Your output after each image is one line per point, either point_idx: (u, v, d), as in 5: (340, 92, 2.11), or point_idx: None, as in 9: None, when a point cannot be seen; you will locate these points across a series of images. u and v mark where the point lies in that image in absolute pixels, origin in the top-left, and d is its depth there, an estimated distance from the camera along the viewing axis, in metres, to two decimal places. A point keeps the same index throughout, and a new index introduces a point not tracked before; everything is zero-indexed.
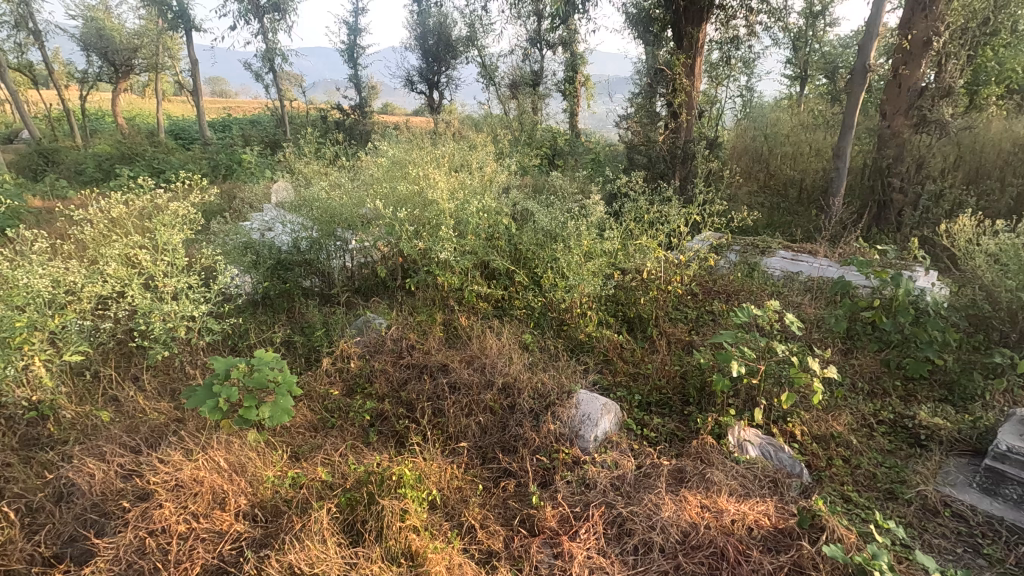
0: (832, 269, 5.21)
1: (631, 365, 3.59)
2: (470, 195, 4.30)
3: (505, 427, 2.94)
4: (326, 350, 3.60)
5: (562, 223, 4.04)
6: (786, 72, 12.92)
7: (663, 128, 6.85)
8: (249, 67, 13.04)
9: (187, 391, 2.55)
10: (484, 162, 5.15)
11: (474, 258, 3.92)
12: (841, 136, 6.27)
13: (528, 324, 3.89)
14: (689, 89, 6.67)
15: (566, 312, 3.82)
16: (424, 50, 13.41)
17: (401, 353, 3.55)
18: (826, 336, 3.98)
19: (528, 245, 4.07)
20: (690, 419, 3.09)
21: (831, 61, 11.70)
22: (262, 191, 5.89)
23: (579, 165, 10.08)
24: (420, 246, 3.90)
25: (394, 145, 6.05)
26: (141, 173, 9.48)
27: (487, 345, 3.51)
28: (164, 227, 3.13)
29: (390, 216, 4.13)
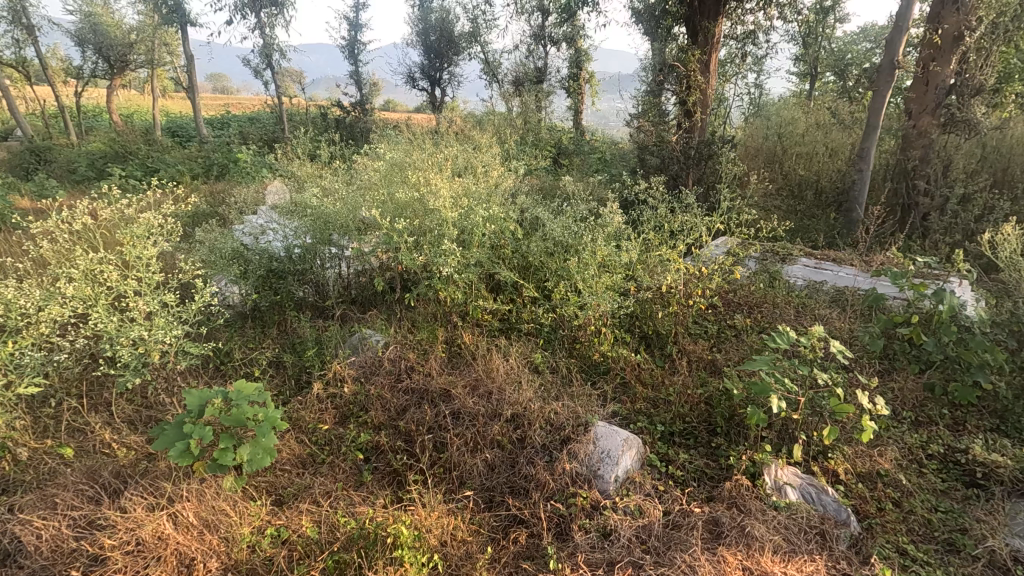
0: (859, 279, 4.91)
1: (651, 389, 3.30)
2: (474, 200, 4.00)
3: (515, 465, 2.64)
4: (318, 372, 3.31)
5: (574, 232, 3.74)
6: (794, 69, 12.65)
7: (676, 127, 6.53)
8: (248, 62, 12.61)
9: (155, 430, 2.24)
10: (489, 164, 4.87)
11: (479, 271, 3.62)
12: (865, 137, 5.99)
13: (538, 342, 3.59)
14: (703, 87, 6.38)
15: (579, 330, 3.52)
16: (425, 46, 13.00)
17: (400, 377, 3.25)
18: (861, 356, 3.68)
19: (538, 256, 3.77)
20: (719, 454, 2.79)
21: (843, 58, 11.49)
22: (254, 194, 5.60)
23: (585, 164, 9.79)
24: (422, 257, 3.60)
25: (394, 146, 5.73)
26: (134, 172, 9.16)
27: (494, 368, 3.20)
28: (138, 239, 2.83)
29: (390, 224, 3.84)
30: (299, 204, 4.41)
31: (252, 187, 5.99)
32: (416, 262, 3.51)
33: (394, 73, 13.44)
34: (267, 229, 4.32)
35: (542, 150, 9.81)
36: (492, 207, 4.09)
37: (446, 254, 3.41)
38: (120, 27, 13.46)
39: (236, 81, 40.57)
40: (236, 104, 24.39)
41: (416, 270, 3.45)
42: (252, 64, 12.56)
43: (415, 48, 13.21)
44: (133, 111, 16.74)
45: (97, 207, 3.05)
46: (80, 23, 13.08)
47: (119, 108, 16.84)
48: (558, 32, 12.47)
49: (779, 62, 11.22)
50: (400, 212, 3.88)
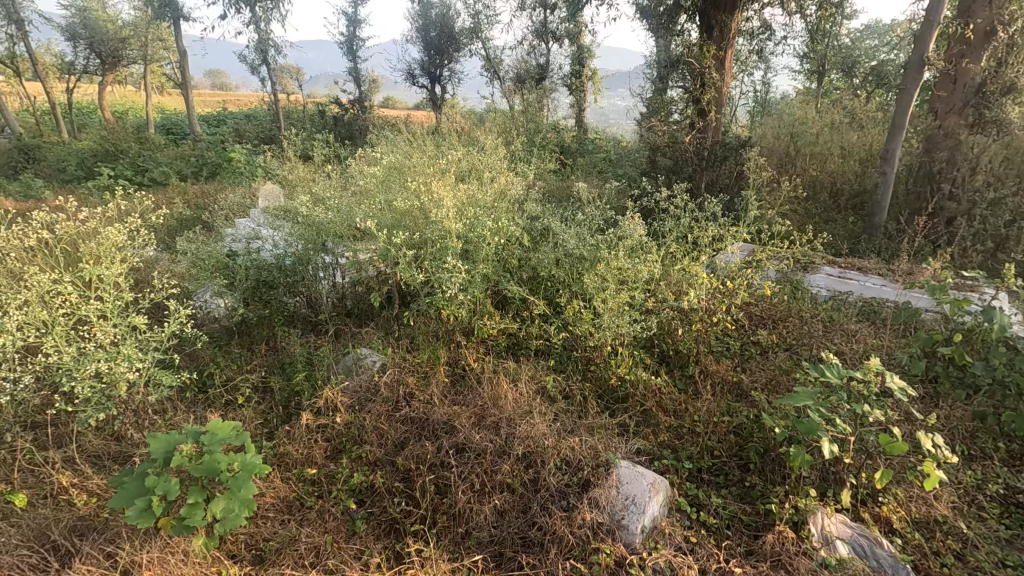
0: (887, 290, 4.62)
1: (674, 418, 3.00)
2: (480, 207, 3.70)
3: (528, 512, 2.35)
4: (309, 398, 3.01)
5: (588, 243, 3.44)
6: (800, 68, 12.34)
7: (688, 127, 6.23)
8: (243, 58, 12.23)
9: (114, 481, 1.94)
10: (493, 167, 4.59)
11: (485, 285, 3.32)
12: (889, 138, 5.69)
13: (548, 363, 3.29)
14: (718, 85, 6.08)
15: (594, 350, 3.22)
16: (426, 43, 12.62)
17: (398, 405, 2.95)
18: (900, 378, 3.38)
19: (548, 268, 3.47)
20: (755, 497, 2.50)
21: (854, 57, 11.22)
22: (245, 197, 5.31)
23: (590, 163, 9.49)
24: (423, 270, 3.30)
25: (393, 149, 5.42)
26: (124, 172, 8.84)
27: (502, 396, 2.91)
28: (102, 256, 2.52)
29: (389, 233, 3.54)
30: (291, 209, 4.11)
31: (244, 189, 5.68)
32: (415, 275, 3.20)
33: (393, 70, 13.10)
34: (255, 237, 4.01)
35: (545, 149, 9.51)
36: (497, 215, 3.78)
37: (449, 268, 3.10)
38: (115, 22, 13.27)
39: (235, 78, 40.19)
40: (234, 100, 24.13)
41: (416, 285, 3.15)
42: (247, 61, 12.19)
43: (415, 45, 12.84)
44: (127, 108, 16.37)
45: (61, 218, 2.74)
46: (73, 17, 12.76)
47: (112, 105, 16.47)
48: (561, 28, 12.16)
49: (785, 61, 10.93)
50: (399, 221, 3.58)
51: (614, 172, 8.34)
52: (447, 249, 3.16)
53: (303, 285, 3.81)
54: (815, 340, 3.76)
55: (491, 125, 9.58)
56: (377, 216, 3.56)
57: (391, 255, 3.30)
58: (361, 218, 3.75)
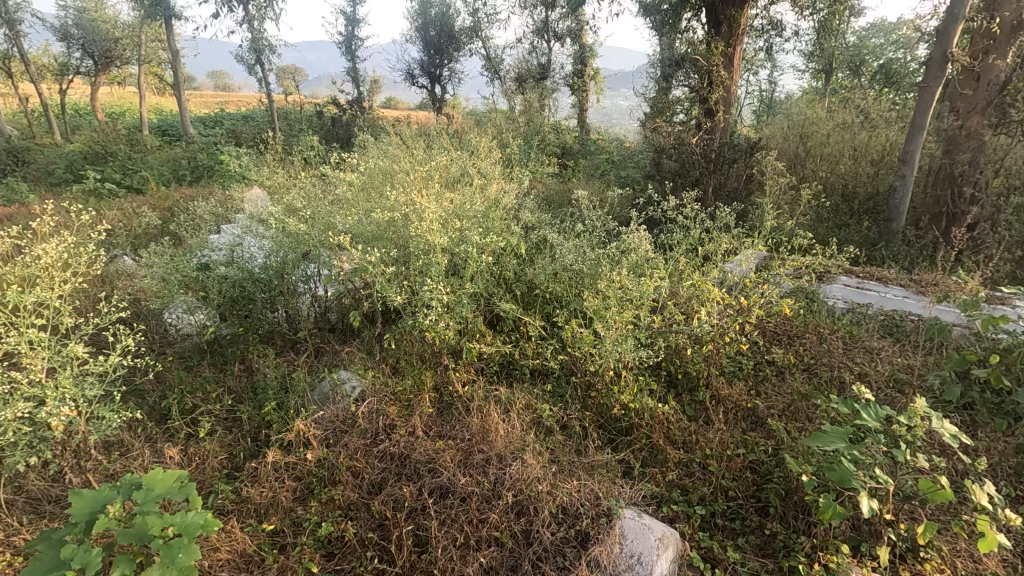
0: (910, 303, 4.31)
1: (684, 452, 2.71)
2: (470, 216, 3.42)
3: (518, 570, 2.06)
4: (280, 430, 2.73)
5: (588, 256, 3.15)
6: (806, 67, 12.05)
7: (695, 128, 5.94)
8: (242, 58, 11.86)
9: (30, 546, 1.65)
10: (487, 172, 4.32)
11: (476, 303, 3.03)
12: (908, 139, 5.37)
13: (544, 389, 3.00)
14: (725, 83, 5.79)
15: (594, 374, 2.93)
16: (425, 41, 12.22)
17: (378, 438, 2.67)
18: (932, 404, 3.07)
19: (544, 283, 3.18)
20: (777, 551, 2.20)
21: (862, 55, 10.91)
22: (227, 203, 5.05)
23: (591, 164, 9.20)
24: (406, 287, 3.01)
25: (382, 153, 5.11)
26: (112, 175, 8.60)
27: (492, 428, 2.62)
28: (37, 278, 2.23)
29: (371, 245, 3.26)
30: (268, 218, 3.83)
31: (227, 195, 5.41)
32: (397, 292, 2.91)
33: (392, 70, 12.73)
34: (231, 248, 3.74)
35: (546, 151, 9.23)
36: (488, 223, 3.49)
37: (434, 285, 2.81)
38: (114, 22, 13.05)
39: (238, 79, 39.95)
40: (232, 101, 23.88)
41: (398, 303, 2.86)
42: (245, 60, 11.83)
43: (415, 44, 12.50)
44: (123, 109, 16.14)
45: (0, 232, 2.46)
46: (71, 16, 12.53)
47: (109, 106, 16.23)
48: (563, 27, 11.91)
49: (791, 61, 10.57)
50: (382, 232, 3.30)
51: (616, 175, 8.05)
52: (431, 265, 2.87)
53: (279, 298, 3.51)
54: (835, 360, 3.46)
55: (490, 126, 9.27)
56: (357, 226, 3.27)
57: (371, 268, 3.01)
58: (341, 227, 3.45)
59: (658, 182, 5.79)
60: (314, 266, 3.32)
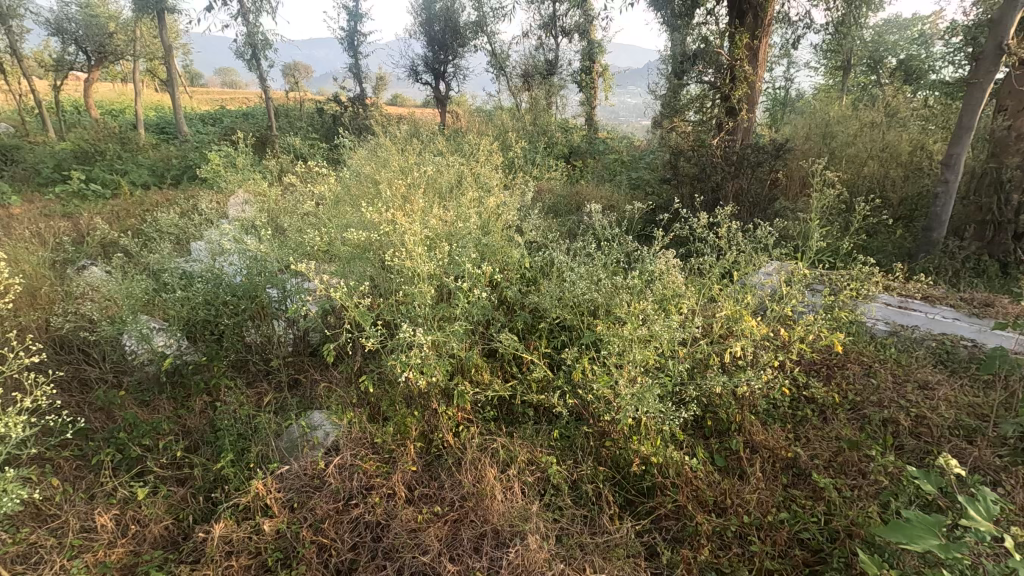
0: (961, 325, 3.88)
1: (715, 522, 2.27)
2: (467, 232, 2.97)
3: None
4: (236, 490, 2.32)
5: (602, 280, 2.70)
6: (819, 64, 11.64)
7: (716, 130, 5.48)
8: (242, 54, 11.37)
9: None
10: (487, 179, 3.90)
11: (469, 337, 2.59)
12: (954, 141, 4.87)
13: (551, 437, 2.57)
14: (750, 80, 5.29)
15: (609, 423, 2.49)
16: (429, 37, 11.76)
17: (351, 502, 2.25)
18: (1005, 456, 2.62)
19: (551, 312, 2.73)
20: None
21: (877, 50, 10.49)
22: (206, 210, 4.64)
23: (601, 165, 8.75)
24: (389, 319, 2.56)
25: (373, 158, 4.66)
26: (100, 175, 8.20)
27: (489, 492, 2.21)
28: None
29: (351, 266, 2.81)
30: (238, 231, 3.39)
31: (205, 200, 4.96)
32: (378, 326, 2.46)
33: (395, 66, 12.26)
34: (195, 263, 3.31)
35: (554, 151, 8.79)
36: (485, 238, 3.03)
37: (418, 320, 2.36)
38: (114, 18, 12.62)
39: (244, 77, 39.92)
40: (231, 98, 23.47)
41: (378, 339, 2.42)
42: (244, 56, 11.36)
43: (418, 40, 12.04)
44: (121, 105, 15.73)
45: None
46: (71, 13, 11.97)
47: (105, 102, 15.83)
48: (570, 22, 11.52)
49: (803, 58, 10.07)
50: (365, 251, 2.86)
51: (627, 177, 7.61)
52: (416, 295, 2.41)
53: (245, 321, 3.05)
54: (886, 398, 3.00)
55: (494, 125, 8.79)
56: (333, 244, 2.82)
57: (347, 295, 2.56)
58: (316, 242, 3.00)
59: (675, 188, 5.30)
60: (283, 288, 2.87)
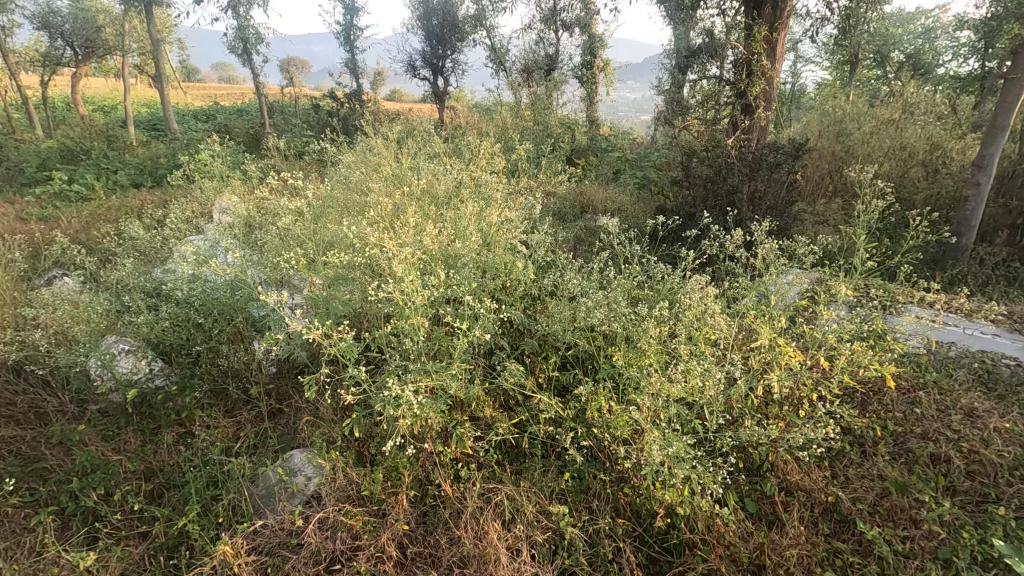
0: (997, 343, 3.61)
1: None
2: (465, 249, 2.64)
3: None
4: (202, 551, 2.02)
5: (619, 304, 2.37)
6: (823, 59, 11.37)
7: (731, 129, 5.15)
8: (233, 48, 10.99)
9: None
10: (487, 185, 3.59)
11: (469, 370, 2.28)
12: (987, 142, 4.53)
13: (562, 484, 2.26)
14: (768, 76, 4.95)
15: (629, 468, 2.19)
16: (427, 32, 11.30)
17: (334, 566, 1.96)
18: None
19: (562, 340, 2.41)
20: None
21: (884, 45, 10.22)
22: (185, 216, 4.31)
23: (605, 164, 8.43)
24: (376, 351, 2.24)
25: (364, 163, 4.32)
26: (84, 175, 7.85)
27: (493, 557, 1.90)
28: None
29: (334, 288, 2.49)
30: (212, 244, 3.06)
31: (185, 207, 4.61)
32: (363, 361, 2.14)
33: (393, 62, 11.85)
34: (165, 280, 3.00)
35: (556, 149, 8.47)
36: (487, 254, 2.70)
37: (411, 356, 2.05)
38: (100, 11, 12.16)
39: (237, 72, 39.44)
40: (224, 94, 23.05)
41: (364, 377, 2.10)
42: (235, 50, 10.98)
43: (416, 33, 11.56)
44: (111, 101, 15.31)
45: None
46: (57, 7, 11.43)
47: (94, 98, 15.40)
48: (571, 16, 11.19)
49: (806, 51, 9.77)
50: (351, 271, 2.54)
51: (632, 177, 7.30)
52: (408, 324, 2.09)
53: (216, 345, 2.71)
54: (932, 431, 2.70)
55: (494, 123, 8.45)
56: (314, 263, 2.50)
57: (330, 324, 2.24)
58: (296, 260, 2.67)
59: (687, 191, 4.97)
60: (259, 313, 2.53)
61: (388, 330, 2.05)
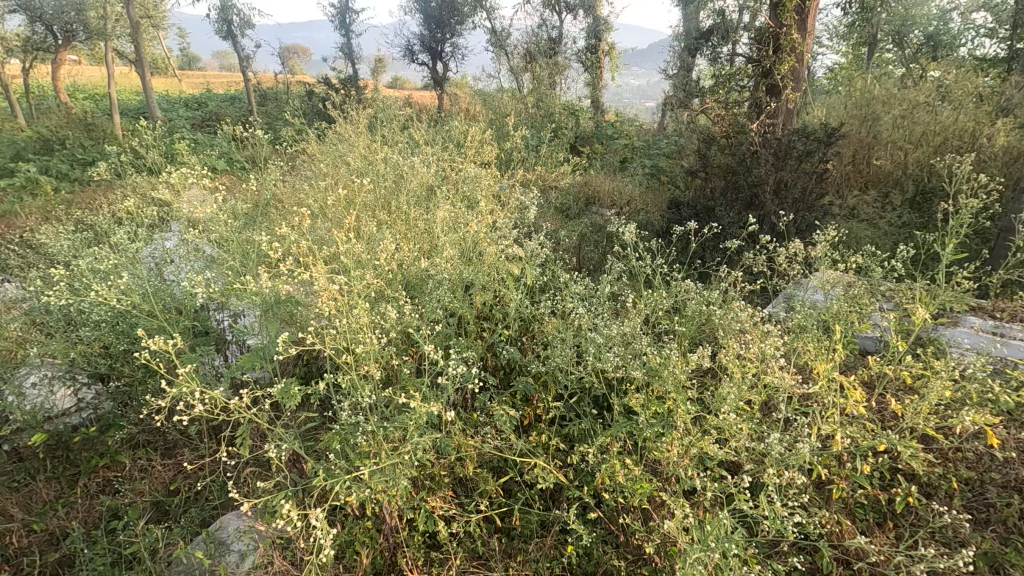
0: None
1: None
2: (444, 263, 2.10)
3: None
4: None
5: (635, 335, 1.83)
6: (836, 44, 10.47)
7: (756, 112, 4.57)
8: (219, 30, 10.37)
9: None
10: (476, 179, 3.04)
11: (440, 428, 1.74)
12: None
13: (565, 568, 1.74)
14: (798, 51, 4.36)
15: (653, 553, 1.66)
16: (426, 13, 10.67)
17: None
18: None
19: (561, 380, 1.87)
20: None
21: (908, 30, 9.19)
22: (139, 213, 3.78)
23: (613, 152, 7.82)
24: (319, 402, 1.70)
25: (336, 154, 3.76)
26: (55, 166, 7.31)
27: None
28: None
29: (274, 318, 1.93)
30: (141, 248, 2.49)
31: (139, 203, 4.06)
32: (297, 416, 1.61)
33: (390, 46, 11.16)
34: (75, 291, 2.46)
35: (560, 137, 7.86)
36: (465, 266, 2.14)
37: (359, 417, 1.51)
38: None
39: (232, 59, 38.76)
40: (219, 80, 22.41)
41: (297, 439, 1.58)
42: (221, 32, 10.34)
43: (414, 15, 10.91)
44: (98, 89, 14.71)
45: None
46: None
47: (82, 86, 14.82)
48: None
49: (823, 30, 9.01)
50: (296, 296, 1.99)
51: (643, 164, 6.71)
52: (356, 375, 1.55)
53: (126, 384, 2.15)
54: None
55: (494, 110, 7.85)
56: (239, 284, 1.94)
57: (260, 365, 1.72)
58: (223, 278, 2.11)
59: (705, 182, 4.40)
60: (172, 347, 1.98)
61: (327, 386, 1.51)
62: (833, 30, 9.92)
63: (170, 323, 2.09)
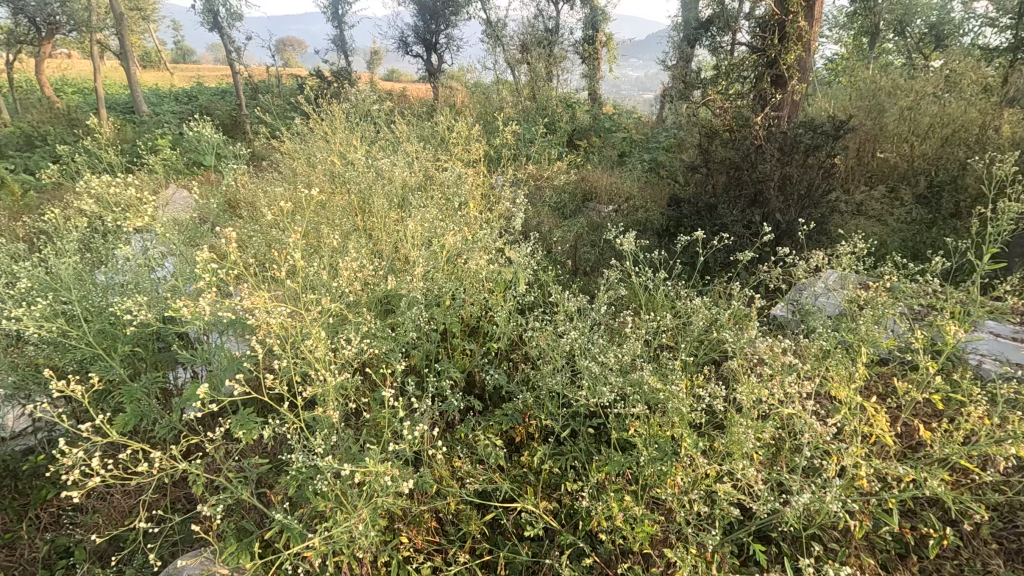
0: None
1: None
2: (421, 280, 1.88)
3: None
4: None
5: (633, 362, 1.62)
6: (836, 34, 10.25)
7: (760, 105, 4.36)
8: (206, 21, 10.06)
9: None
10: (463, 181, 2.83)
11: (412, 468, 1.53)
12: None
13: None
14: (804, 40, 4.15)
15: None
16: (419, 4, 10.42)
17: None
18: None
19: (550, 409, 1.66)
20: None
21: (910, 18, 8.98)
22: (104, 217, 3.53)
23: (610, 146, 7.60)
24: (274, 442, 1.49)
25: (316, 152, 3.53)
26: (31, 165, 7.01)
27: None
28: None
29: (225, 345, 1.70)
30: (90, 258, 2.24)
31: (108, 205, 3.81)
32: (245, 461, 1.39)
33: (384, 38, 10.87)
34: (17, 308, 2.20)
35: (556, 131, 7.63)
36: (444, 282, 1.94)
37: (315, 465, 1.31)
38: None
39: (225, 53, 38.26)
40: (209, 74, 22.07)
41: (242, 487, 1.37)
42: (208, 23, 10.04)
43: (408, 5, 10.65)
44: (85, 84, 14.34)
45: None
46: None
47: (68, 80, 14.43)
48: None
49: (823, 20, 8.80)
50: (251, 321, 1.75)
51: (640, 159, 6.50)
52: (314, 413, 1.36)
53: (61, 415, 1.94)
54: None
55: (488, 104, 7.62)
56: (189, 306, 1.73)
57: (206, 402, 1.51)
58: (173, 298, 1.89)
59: (707, 179, 4.18)
60: (114, 376, 1.76)
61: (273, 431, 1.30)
62: (832, 19, 9.69)
63: (112, 348, 1.85)
